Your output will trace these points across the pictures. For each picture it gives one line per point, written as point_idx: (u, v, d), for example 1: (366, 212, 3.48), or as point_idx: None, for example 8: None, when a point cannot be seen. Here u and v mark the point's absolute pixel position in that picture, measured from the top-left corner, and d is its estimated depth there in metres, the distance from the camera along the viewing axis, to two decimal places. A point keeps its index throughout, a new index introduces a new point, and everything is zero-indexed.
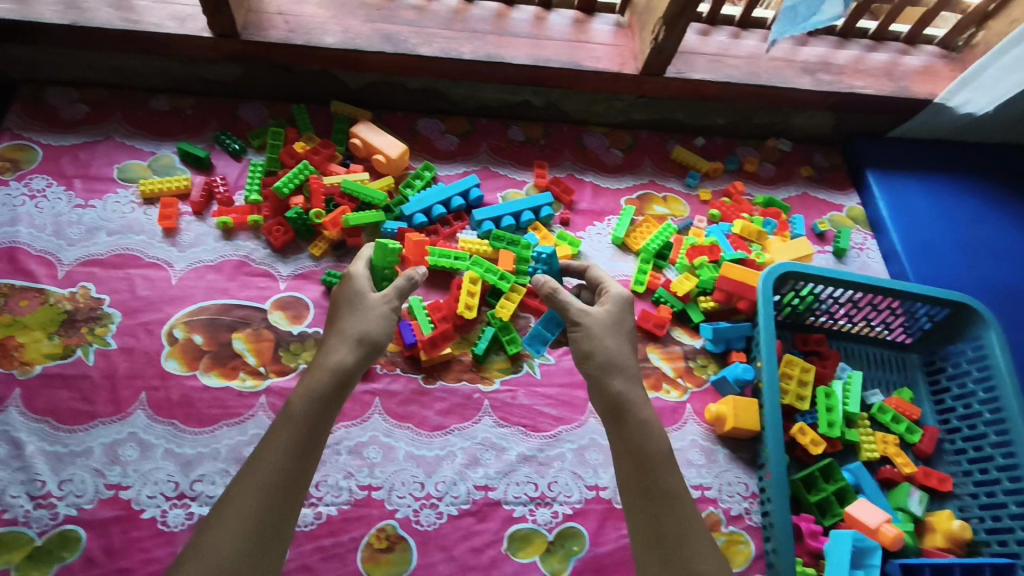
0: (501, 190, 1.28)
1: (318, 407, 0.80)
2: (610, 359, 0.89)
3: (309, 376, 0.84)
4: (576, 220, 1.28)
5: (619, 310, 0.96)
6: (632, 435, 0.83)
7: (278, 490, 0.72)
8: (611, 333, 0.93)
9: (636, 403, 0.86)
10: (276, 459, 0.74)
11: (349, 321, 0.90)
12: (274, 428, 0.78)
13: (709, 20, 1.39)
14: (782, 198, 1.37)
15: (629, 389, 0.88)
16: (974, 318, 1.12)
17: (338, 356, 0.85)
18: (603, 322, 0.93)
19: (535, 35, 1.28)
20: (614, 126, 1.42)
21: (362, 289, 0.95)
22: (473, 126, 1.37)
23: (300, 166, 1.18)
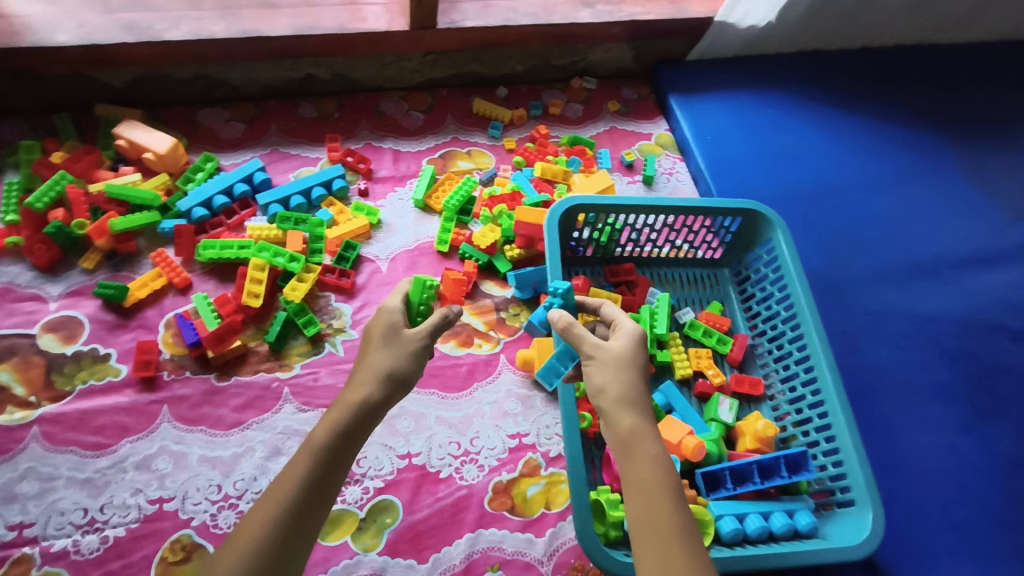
0: (294, 170, 1.24)
1: (335, 453, 0.73)
2: (624, 393, 0.78)
3: (332, 410, 0.76)
4: (376, 189, 1.25)
5: (638, 345, 0.83)
6: (639, 466, 0.73)
7: (276, 537, 0.66)
8: (636, 368, 0.81)
9: (639, 433, 0.75)
10: (293, 495, 0.68)
11: (372, 354, 0.81)
12: (292, 458, 0.72)
13: None
14: (588, 135, 1.38)
15: (642, 420, 0.76)
16: (763, 222, 1.17)
17: (364, 391, 0.77)
18: (619, 357, 0.81)
19: (299, 4, 1.25)
20: (413, 89, 1.39)
21: (385, 320, 0.84)
22: (262, 110, 1.31)
23: (55, 178, 1.11)
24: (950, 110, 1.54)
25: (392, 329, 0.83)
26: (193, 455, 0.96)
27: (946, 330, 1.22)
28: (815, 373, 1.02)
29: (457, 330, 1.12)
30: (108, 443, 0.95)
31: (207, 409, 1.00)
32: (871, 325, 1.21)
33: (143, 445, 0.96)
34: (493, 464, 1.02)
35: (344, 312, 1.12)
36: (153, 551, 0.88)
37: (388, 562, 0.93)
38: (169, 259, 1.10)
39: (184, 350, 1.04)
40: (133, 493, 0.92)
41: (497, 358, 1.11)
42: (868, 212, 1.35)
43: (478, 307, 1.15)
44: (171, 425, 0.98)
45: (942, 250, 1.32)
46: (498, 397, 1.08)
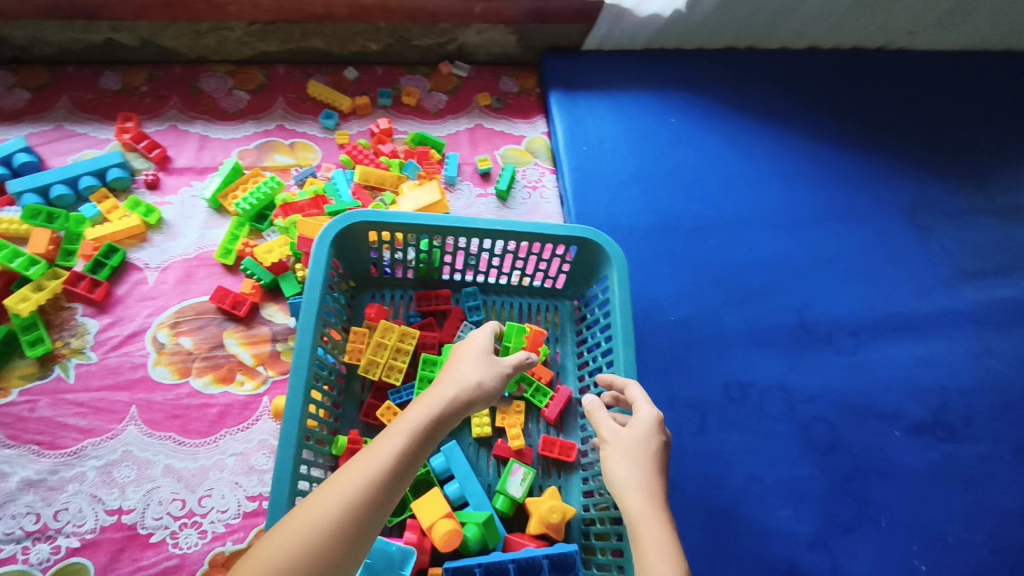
0: (72, 153, 1.07)
1: (419, 445, 0.61)
2: (633, 478, 0.64)
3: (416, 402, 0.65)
4: (168, 182, 1.07)
5: (659, 424, 0.70)
6: (646, 556, 0.57)
7: (360, 507, 0.54)
8: (656, 450, 0.67)
9: (647, 517, 0.60)
10: (379, 468, 0.57)
11: (458, 368, 0.70)
12: (379, 435, 0.61)
13: None
14: (438, 134, 1.16)
15: (656, 509, 0.61)
16: (602, 255, 0.94)
17: (449, 393, 0.66)
18: (635, 438, 0.68)
19: None
20: (244, 64, 1.19)
21: (476, 343, 0.74)
22: (56, 77, 1.13)
23: None
24: (894, 138, 1.29)
25: (482, 349, 0.74)
26: None
27: (822, 414, 1.01)
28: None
29: (216, 363, 0.95)
30: None
31: None
32: (728, 401, 0.99)
33: None
34: (219, 530, 0.86)
35: (88, 329, 0.96)
36: None
37: None
38: None
39: None
40: None
41: (259, 401, 0.94)
42: (762, 254, 1.12)
43: (251, 335, 0.98)
44: None
45: (840, 311, 1.10)
46: (247, 448, 0.91)
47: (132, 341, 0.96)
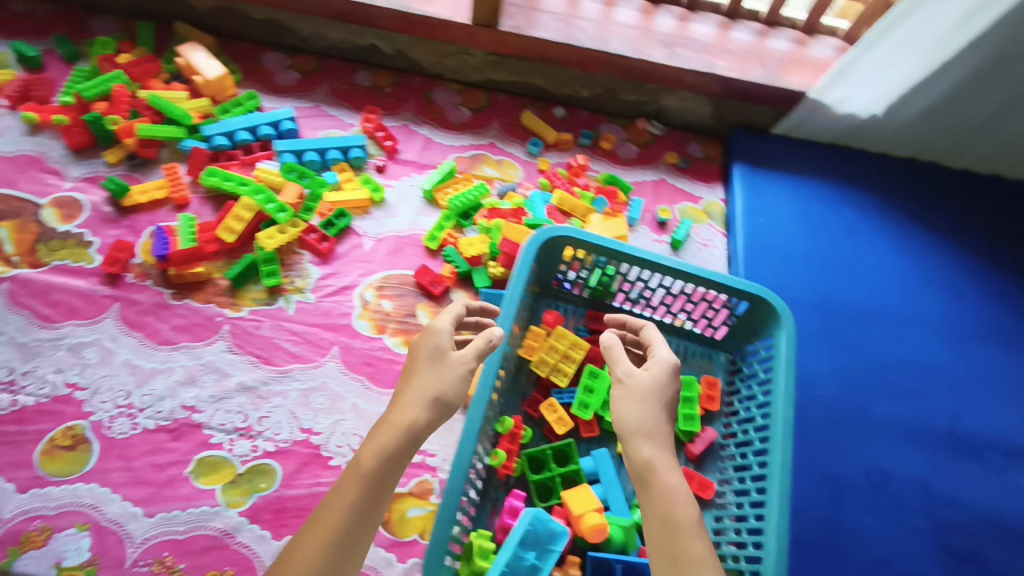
0: (322, 130, 1.25)
1: (387, 470, 0.68)
2: (646, 425, 0.74)
3: (370, 434, 0.71)
4: (393, 169, 1.24)
5: (671, 374, 0.80)
6: (659, 496, 0.69)
7: (343, 548, 0.64)
8: (670, 399, 0.78)
9: (663, 468, 0.71)
10: (344, 521, 0.65)
11: (415, 382, 0.74)
12: (339, 483, 0.68)
13: None
14: (628, 179, 1.28)
15: (666, 456, 0.72)
16: (771, 314, 1.02)
17: (411, 415, 0.72)
18: (652, 387, 0.78)
19: None
20: (471, 85, 1.36)
21: (433, 342, 0.78)
22: (321, 66, 1.33)
23: (112, 75, 1.19)
24: None
25: (435, 351, 0.78)
26: (118, 356, 1.00)
27: (959, 521, 1.01)
28: (765, 494, 0.89)
29: (408, 328, 1.08)
30: (56, 318, 1.02)
31: (150, 319, 1.04)
32: (868, 484, 1.02)
33: (81, 331, 1.01)
34: None
35: (310, 274, 1.11)
36: (48, 429, 0.94)
37: (244, 524, 0.91)
38: (177, 176, 1.15)
39: (154, 261, 1.08)
40: (55, 370, 0.98)
41: None
42: (917, 355, 1.16)
43: (440, 313, 1.10)
44: (114, 323, 1.02)
45: (989, 429, 1.11)
46: None
47: (344, 292, 1.10)
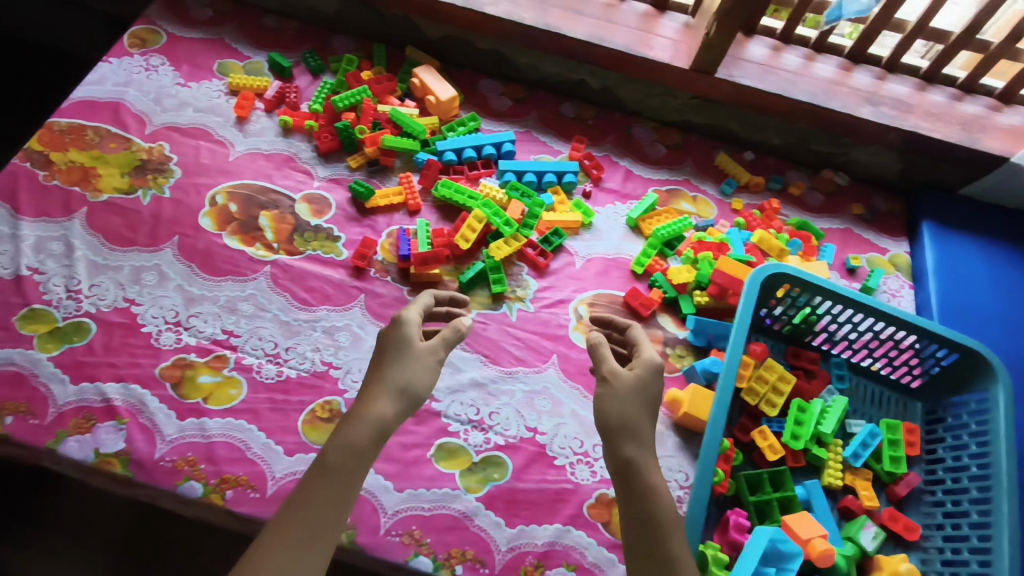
0: (535, 154, 1.35)
1: (356, 459, 0.76)
2: (625, 425, 0.82)
3: (345, 425, 0.79)
4: (599, 196, 1.32)
5: (655, 376, 0.86)
6: (640, 493, 0.78)
7: (326, 537, 0.71)
8: (652, 399, 0.85)
9: (638, 467, 0.79)
10: (313, 510, 0.72)
11: (386, 375, 0.83)
12: (307, 478, 0.75)
13: (783, 37, 1.40)
14: (819, 226, 1.34)
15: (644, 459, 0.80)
16: (984, 368, 1.05)
17: (378, 409, 0.79)
18: (635, 387, 0.85)
19: (603, 17, 1.36)
20: (667, 124, 1.44)
21: (402, 335, 0.86)
22: (531, 96, 1.44)
23: (359, 90, 1.32)
24: None
25: (404, 344, 0.85)
26: (366, 342, 1.09)
27: None
28: (989, 541, 0.93)
29: None
30: (312, 302, 1.12)
31: (392, 311, 1.13)
32: None
33: (334, 316, 1.11)
34: (605, 476, 1.04)
35: (529, 284, 1.19)
36: (308, 401, 1.03)
37: (480, 509, 0.98)
38: (412, 184, 1.26)
39: (394, 259, 1.18)
40: (313, 348, 1.08)
41: None
42: None
43: (648, 333, 1.16)
44: (361, 312, 1.12)
45: None
46: None
47: (560, 305, 1.18)
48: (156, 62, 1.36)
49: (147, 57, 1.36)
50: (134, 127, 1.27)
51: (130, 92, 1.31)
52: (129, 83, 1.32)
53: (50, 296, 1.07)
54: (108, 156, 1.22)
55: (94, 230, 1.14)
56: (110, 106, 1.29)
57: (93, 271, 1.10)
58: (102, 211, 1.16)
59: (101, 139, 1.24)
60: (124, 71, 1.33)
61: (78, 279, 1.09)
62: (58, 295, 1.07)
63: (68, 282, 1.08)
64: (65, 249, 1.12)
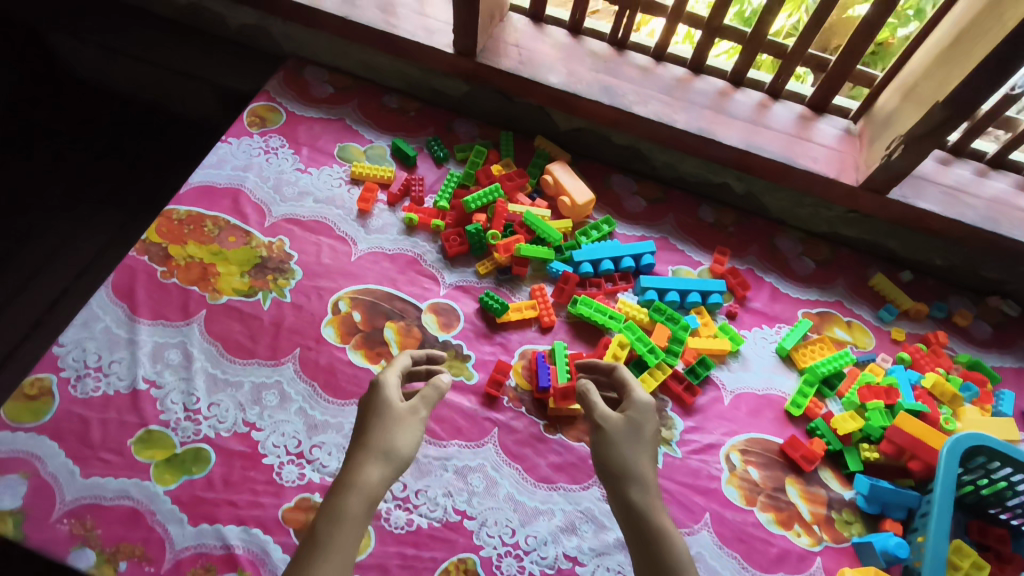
0: (674, 265, 1.24)
1: (349, 525, 0.73)
2: (627, 464, 0.83)
3: (333, 492, 0.76)
4: (745, 317, 1.20)
5: (649, 413, 0.90)
6: (648, 531, 0.78)
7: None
8: (647, 436, 0.88)
9: (640, 506, 0.80)
10: None
11: (370, 436, 0.82)
12: (296, 559, 0.70)
13: (955, 149, 1.26)
14: (991, 364, 1.19)
15: (646, 499, 0.80)
16: None
17: (363, 473, 0.77)
18: (630, 430, 0.87)
19: (755, 120, 1.25)
20: (813, 234, 1.32)
21: (385, 391, 0.86)
22: (666, 196, 1.34)
23: (491, 188, 1.22)
24: None
25: (387, 395, 0.86)
26: (501, 488, 0.99)
27: None
28: None
29: (780, 505, 1.01)
30: (441, 436, 1.02)
31: (528, 451, 1.02)
32: None
33: (467, 454, 1.01)
34: None
35: (675, 425, 1.07)
36: (441, 558, 0.92)
37: None
38: (546, 298, 1.16)
39: (527, 385, 1.08)
40: (445, 493, 0.97)
41: (814, 558, 0.97)
42: None
43: (810, 492, 1.03)
44: (494, 449, 1.02)
45: None
46: None
47: (710, 451, 1.05)
48: (275, 144, 1.28)
49: (266, 137, 1.29)
50: (253, 218, 1.19)
51: (249, 178, 1.23)
52: (248, 167, 1.25)
53: (168, 417, 0.99)
54: (227, 251, 1.15)
55: (212, 337, 1.07)
56: (228, 193, 1.21)
57: (212, 387, 1.02)
58: (221, 316, 1.09)
59: (220, 231, 1.17)
60: (244, 153, 1.26)
61: (196, 396, 1.01)
62: (176, 416, 0.99)
63: (185, 400, 1.00)
64: (183, 359, 1.04)
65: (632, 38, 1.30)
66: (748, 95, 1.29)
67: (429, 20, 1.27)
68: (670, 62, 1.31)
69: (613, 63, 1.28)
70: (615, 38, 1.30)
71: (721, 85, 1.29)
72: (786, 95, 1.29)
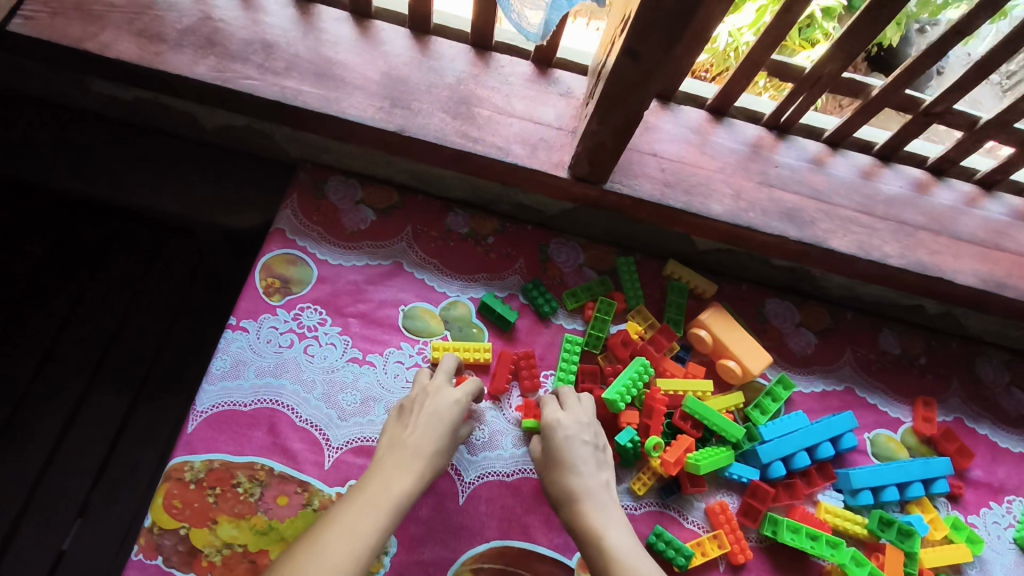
0: (872, 432, 0.95)
1: (410, 491, 0.69)
2: (551, 466, 0.77)
3: (377, 468, 0.71)
4: (969, 497, 0.93)
5: (570, 422, 0.79)
6: (580, 521, 0.72)
7: (353, 549, 0.62)
8: (563, 454, 0.77)
9: (564, 499, 0.75)
10: (371, 541, 0.63)
11: (407, 430, 0.75)
12: (358, 502, 0.66)
13: None
14: None
15: (569, 487, 0.75)
16: None
17: (425, 462, 0.73)
18: (542, 460, 0.79)
19: (969, 231, 0.93)
20: (1018, 353, 1.05)
21: (427, 391, 0.79)
22: (837, 322, 1.01)
23: (636, 366, 0.87)
24: None
25: (426, 394, 0.79)
26: None
27: None
28: None
29: None
30: None
31: None
32: None
33: None
34: None
35: None
36: None
37: None
38: (733, 520, 0.85)
39: None
40: None
41: None
42: None
43: None
44: None
45: None
46: None
47: None
48: (311, 320, 0.88)
49: (296, 311, 0.88)
50: (306, 458, 0.81)
51: (286, 387, 0.84)
52: (280, 368, 0.85)
53: None
54: (280, 525, 0.78)
55: None
56: (260, 418, 0.82)
57: None
58: None
59: (262, 488, 0.79)
60: (269, 344, 0.86)
61: None
62: None
63: None
64: None
65: (802, 120, 0.94)
66: (953, 188, 0.97)
67: (518, 122, 0.86)
68: (850, 147, 0.96)
69: (782, 164, 0.92)
70: (777, 121, 0.93)
71: (916, 176, 0.96)
72: (1004, 185, 0.98)
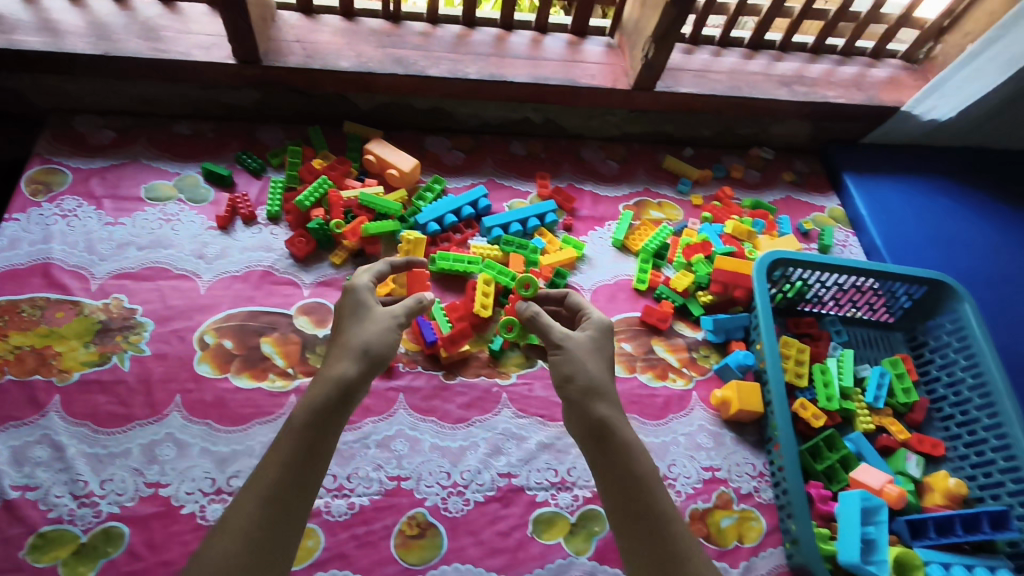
0: (507, 201, 1.36)
1: (328, 417, 0.76)
2: (591, 368, 0.85)
3: (310, 398, 0.78)
4: (579, 226, 1.36)
5: (603, 338, 0.90)
6: (622, 429, 0.80)
7: (263, 498, 0.69)
8: (602, 359, 0.87)
9: (607, 396, 0.83)
10: (275, 477, 0.71)
11: (340, 350, 0.83)
12: (276, 442, 0.75)
13: (720, 42, 1.50)
14: (768, 201, 1.45)
15: (610, 392, 0.84)
16: (949, 293, 1.23)
17: (342, 369, 0.80)
18: (580, 350, 0.87)
19: (531, 55, 1.38)
20: (611, 140, 1.51)
21: (359, 300, 0.89)
22: (479, 143, 1.44)
23: (319, 182, 1.25)
24: None
25: (355, 303, 0.89)
26: (425, 442, 1.06)
27: None
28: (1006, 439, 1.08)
29: (653, 363, 1.20)
30: (354, 419, 1.06)
31: (437, 402, 1.11)
32: None
33: (383, 426, 1.07)
34: (689, 491, 1.07)
35: None
36: (393, 522, 0.98)
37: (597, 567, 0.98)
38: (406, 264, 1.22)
39: (416, 346, 1.16)
40: (375, 467, 1.03)
41: (690, 394, 1.18)
42: None
43: (671, 345, 1.23)
44: (406, 412, 1.09)
45: None
46: (691, 430, 1.14)
47: None
48: (70, 206, 1.19)
49: (58, 202, 1.19)
50: (77, 287, 1.11)
51: (55, 248, 1.14)
52: (49, 237, 1.15)
53: (59, 512, 0.91)
54: (59, 328, 1.07)
55: (78, 418, 0.99)
56: (35, 269, 1.11)
57: (98, 465, 0.95)
58: (78, 394, 1.01)
59: (43, 311, 1.08)
60: (38, 224, 1.16)
61: (84, 480, 0.94)
62: (69, 508, 0.92)
63: (73, 488, 0.93)
64: (52, 451, 0.96)
65: (404, 10, 1.38)
66: (522, 35, 1.42)
67: (196, 36, 1.24)
68: (446, 22, 1.41)
69: (395, 36, 1.35)
70: (389, 12, 1.37)
71: (495, 32, 1.41)
72: (553, 28, 1.44)
